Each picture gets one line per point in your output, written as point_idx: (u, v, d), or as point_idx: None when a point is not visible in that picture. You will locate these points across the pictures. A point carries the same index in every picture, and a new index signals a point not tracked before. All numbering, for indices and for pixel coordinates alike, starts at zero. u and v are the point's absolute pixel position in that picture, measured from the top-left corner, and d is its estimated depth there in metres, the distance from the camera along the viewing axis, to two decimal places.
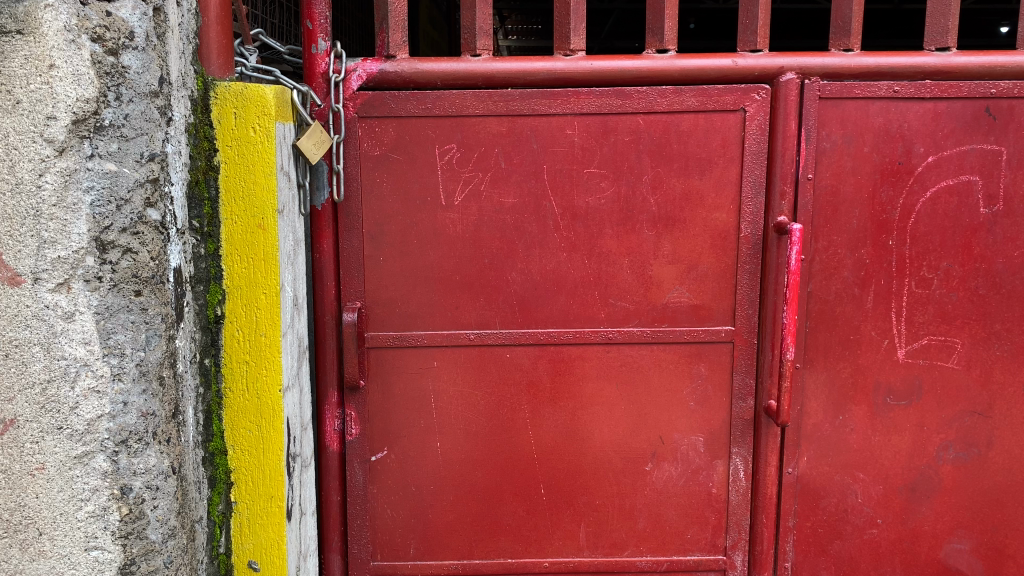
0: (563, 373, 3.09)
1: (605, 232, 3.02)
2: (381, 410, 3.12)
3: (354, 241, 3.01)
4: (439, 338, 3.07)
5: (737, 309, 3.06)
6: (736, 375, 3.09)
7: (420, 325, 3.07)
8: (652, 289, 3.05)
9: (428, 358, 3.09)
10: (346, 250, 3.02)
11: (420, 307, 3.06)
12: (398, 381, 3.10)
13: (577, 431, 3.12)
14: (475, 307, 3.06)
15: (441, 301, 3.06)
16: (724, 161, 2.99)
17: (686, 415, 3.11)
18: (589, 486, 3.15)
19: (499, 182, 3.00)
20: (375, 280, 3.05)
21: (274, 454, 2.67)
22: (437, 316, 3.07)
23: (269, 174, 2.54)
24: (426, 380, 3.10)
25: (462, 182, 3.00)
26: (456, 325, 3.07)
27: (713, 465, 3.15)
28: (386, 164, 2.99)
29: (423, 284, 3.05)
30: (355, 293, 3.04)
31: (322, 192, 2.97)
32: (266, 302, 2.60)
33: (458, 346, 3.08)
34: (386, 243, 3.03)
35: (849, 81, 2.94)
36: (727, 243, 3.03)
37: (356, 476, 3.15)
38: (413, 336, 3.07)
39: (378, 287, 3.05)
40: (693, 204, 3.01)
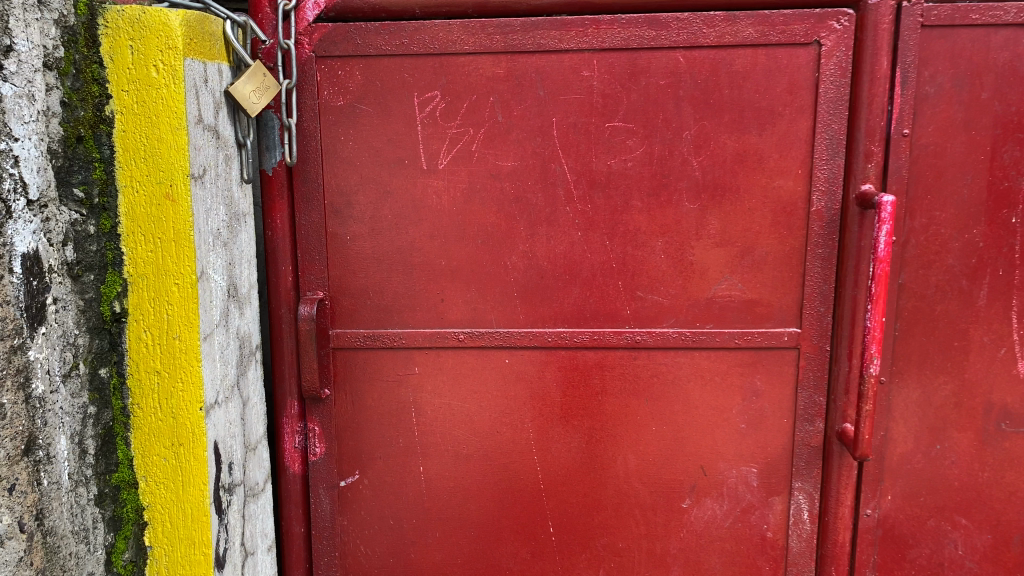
0: (578, 385, 2.43)
1: (632, 205, 2.33)
2: (351, 424, 2.52)
3: (313, 215, 2.41)
4: (421, 338, 2.44)
5: (805, 306, 2.35)
6: (801, 391, 2.39)
7: (397, 322, 2.45)
8: (693, 279, 2.36)
9: (408, 362, 2.46)
10: (303, 226, 2.41)
11: (396, 299, 2.44)
12: (371, 391, 2.49)
13: (595, 456, 2.46)
14: (465, 300, 2.42)
15: (423, 292, 2.42)
16: (791, 112, 2.27)
17: (735, 440, 2.43)
18: (609, 525, 2.51)
19: (495, 140, 2.34)
20: (341, 264, 2.43)
21: (198, 490, 2.09)
22: (419, 310, 2.44)
23: (177, 128, 1.92)
24: (405, 390, 2.48)
25: (449, 140, 2.34)
26: (442, 322, 2.43)
27: (769, 504, 2.47)
28: (352, 118, 2.35)
29: (400, 270, 2.42)
30: (316, 281, 2.44)
31: (273, 154, 2.35)
32: (179, 296, 2.00)
33: (444, 348, 2.44)
34: (354, 218, 2.41)
35: (963, 3, 2.18)
36: (793, 220, 2.32)
37: (323, 505, 2.57)
38: (389, 335, 2.45)
39: (345, 273, 2.44)
40: (748, 168, 2.30)
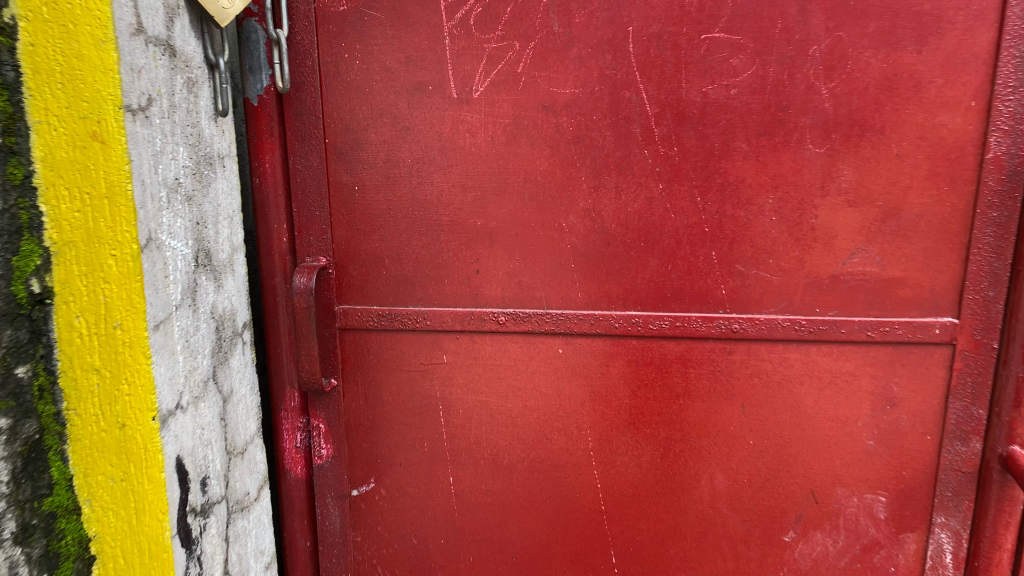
0: (653, 385, 1.86)
1: (734, 147, 1.72)
2: (364, 422, 2.01)
3: (311, 158, 1.86)
4: (450, 320, 1.90)
5: (967, 288, 1.72)
6: (953, 402, 1.78)
7: (420, 297, 1.91)
8: (813, 250, 1.75)
9: (434, 350, 1.93)
10: (298, 173, 1.87)
11: (419, 268, 1.89)
12: (388, 383, 1.97)
13: (672, 475, 1.91)
14: (508, 271, 1.86)
15: (454, 260, 1.88)
16: (966, 17, 1.61)
17: (858, 460, 1.85)
18: (688, 560, 1.96)
19: (548, 58, 1.74)
20: (347, 223, 1.89)
21: (158, 524, 1.59)
22: (448, 282, 1.89)
23: (103, 42, 1.37)
24: (431, 383, 1.96)
25: (487, 59, 1.75)
26: (478, 298, 1.89)
27: (901, 543, 1.88)
28: (360, 29, 1.77)
29: (424, 230, 1.87)
30: (317, 245, 1.91)
31: (258, 76, 1.80)
32: (118, 271, 1.48)
33: (480, 332, 1.90)
34: (364, 163, 1.85)
35: None
36: (959, 171, 1.68)
37: (331, 517, 2.08)
38: (409, 315, 1.91)
39: (353, 234, 1.89)
40: (899, 98, 1.66)
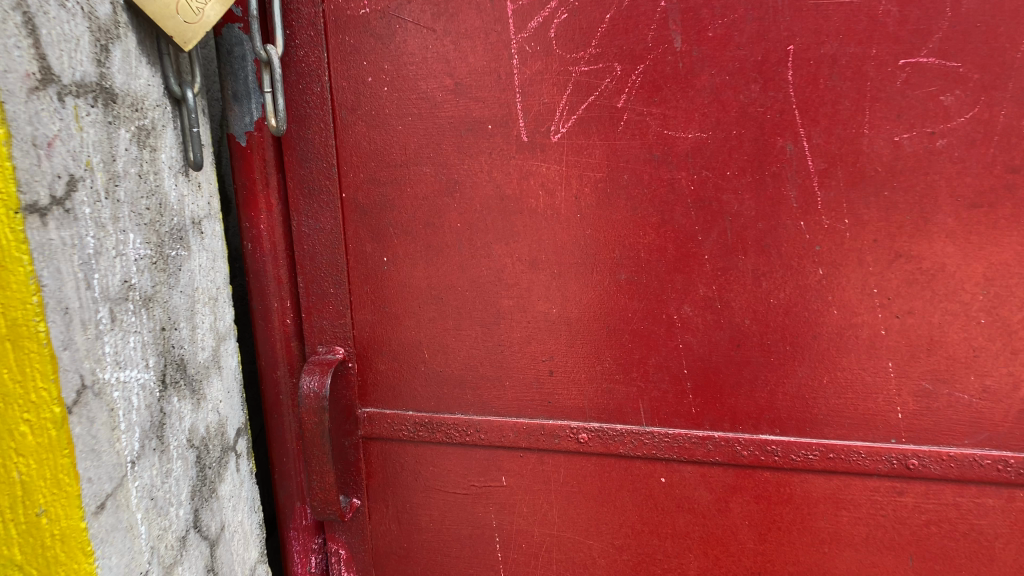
0: (786, 526, 1.39)
1: (934, 223, 1.18)
2: (397, 549, 1.55)
3: (322, 219, 1.33)
4: (513, 434, 1.40)
5: None
6: None
7: (470, 403, 1.40)
8: None
9: (490, 469, 1.44)
10: (305, 239, 1.35)
11: (470, 366, 1.38)
12: (430, 506, 1.50)
13: None
14: (593, 375, 1.35)
15: (518, 357, 1.36)
16: None
17: None
18: None
19: (664, 88, 1.19)
20: (372, 304, 1.38)
21: None
22: (509, 387, 1.38)
23: None
24: (486, 508, 1.48)
25: (573, 88, 1.21)
26: (549, 409, 1.38)
27: None
28: (390, 43, 1.24)
29: (476, 319, 1.35)
30: (332, 331, 1.40)
31: (245, 106, 1.28)
32: (36, 449, 0.97)
33: (552, 452, 1.40)
34: (394, 226, 1.32)
35: None
36: None
37: None
38: (456, 426, 1.42)
39: (380, 319, 1.38)
40: None
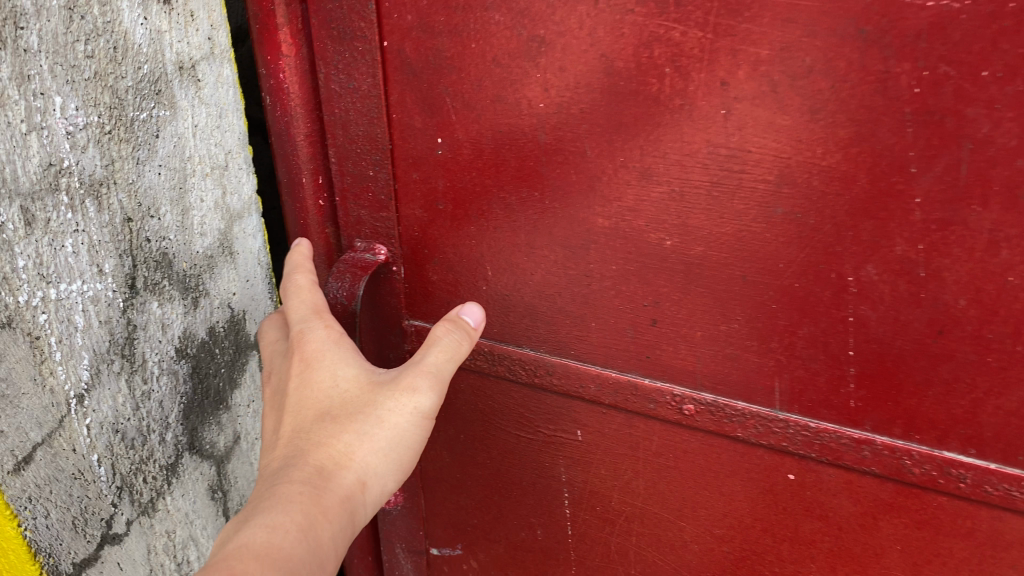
0: (957, 565, 1.00)
1: None
2: (449, 478, 1.28)
3: (356, 75, 0.95)
4: (594, 387, 1.05)
5: None
6: None
7: (542, 339, 1.05)
8: None
9: (562, 419, 1.11)
10: (336, 99, 0.98)
11: (546, 295, 1.02)
12: (488, 442, 1.20)
13: None
14: (714, 335, 0.96)
15: (611, 294, 0.98)
16: None
17: None
18: None
19: None
20: (422, 196, 1.01)
21: None
22: (595, 328, 1.01)
23: None
24: (554, 460, 1.16)
25: None
26: (648, 365, 1.01)
27: None
28: None
29: (558, 236, 0.96)
30: (372, 222, 1.06)
31: None
32: None
33: (646, 417, 1.05)
34: (452, 95, 0.92)
35: None
36: None
37: (401, 569, 1.44)
38: (522, 363, 1.08)
39: (433, 218, 1.02)
40: None
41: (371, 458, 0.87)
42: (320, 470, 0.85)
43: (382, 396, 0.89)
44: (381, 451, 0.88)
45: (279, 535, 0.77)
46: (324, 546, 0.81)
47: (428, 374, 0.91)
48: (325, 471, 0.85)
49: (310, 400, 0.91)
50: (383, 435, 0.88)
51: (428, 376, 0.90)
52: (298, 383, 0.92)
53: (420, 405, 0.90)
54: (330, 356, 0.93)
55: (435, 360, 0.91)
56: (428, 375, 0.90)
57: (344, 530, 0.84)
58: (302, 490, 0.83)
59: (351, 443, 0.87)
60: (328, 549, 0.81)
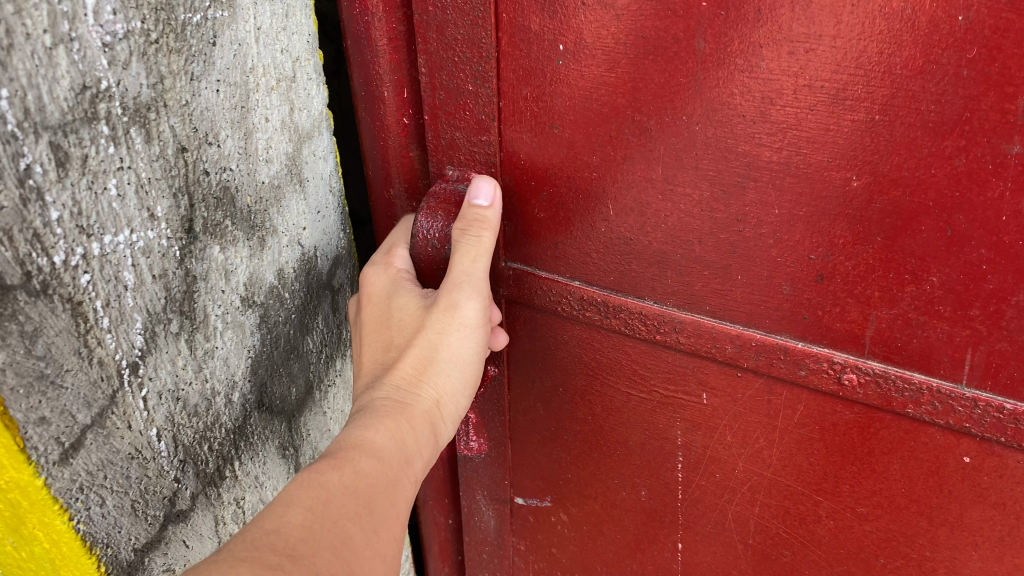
0: None
1: None
2: (541, 430, 1.13)
3: None
4: (731, 347, 0.89)
5: None
6: None
7: (671, 290, 0.88)
8: None
9: (685, 379, 0.95)
10: None
11: (681, 240, 0.84)
12: (592, 397, 1.04)
13: None
14: (897, 295, 0.78)
15: (768, 243, 0.80)
16: None
17: None
18: None
19: None
20: (532, 117, 0.82)
21: None
22: (741, 281, 0.84)
23: None
24: (670, 422, 1.01)
25: None
26: (803, 326, 0.84)
27: None
28: None
29: (706, 170, 0.78)
30: (469, 148, 0.87)
31: None
32: None
33: (791, 384, 0.89)
34: None
35: None
36: None
37: (480, 516, 1.32)
38: (643, 317, 0.91)
39: (544, 143, 0.83)
40: None
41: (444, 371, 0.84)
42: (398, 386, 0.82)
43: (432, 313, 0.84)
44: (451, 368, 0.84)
45: (372, 437, 0.75)
46: (411, 453, 0.77)
47: (463, 283, 0.83)
48: (402, 386, 0.82)
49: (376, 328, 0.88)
50: (447, 352, 0.84)
51: (464, 284, 0.83)
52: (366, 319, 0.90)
53: (469, 314, 0.84)
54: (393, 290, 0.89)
55: (465, 263, 0.83)
56: (466, 282, 0.83)
57: (428, 441, 0.81)
58: (382, 403, 0.80)
59: (420, 357, 0.83)
60: (414, 455, 0.78)
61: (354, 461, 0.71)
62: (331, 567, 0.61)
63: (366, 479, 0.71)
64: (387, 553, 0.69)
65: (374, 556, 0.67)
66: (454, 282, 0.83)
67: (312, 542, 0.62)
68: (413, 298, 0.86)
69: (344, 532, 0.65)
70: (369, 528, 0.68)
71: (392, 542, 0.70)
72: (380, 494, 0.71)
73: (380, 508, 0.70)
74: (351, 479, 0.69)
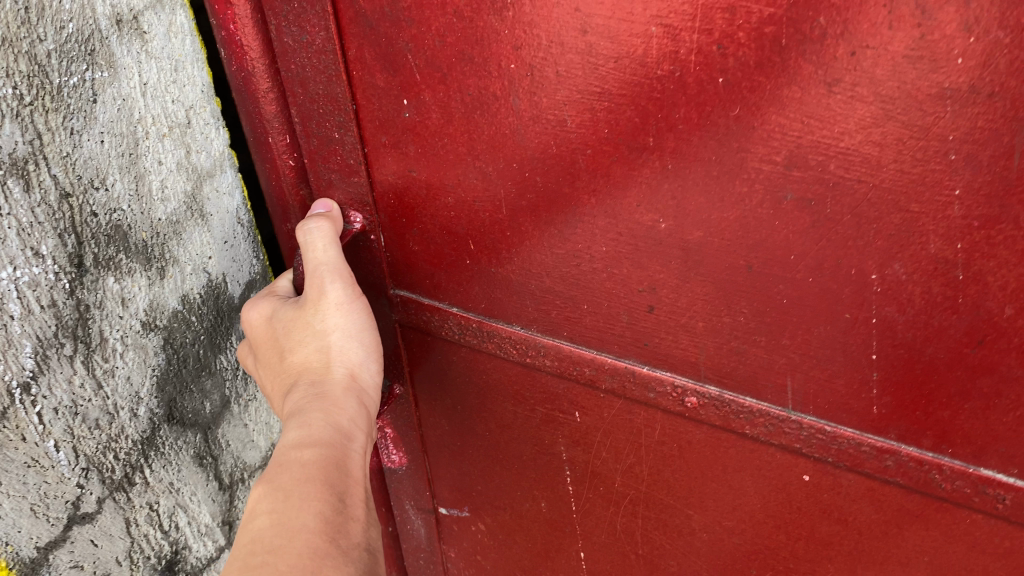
0: None
1: None
2: (449, 444, 1.21)
3: (308, 27, 0.82)
4: (591, 371, 0.96)
5: None
6: None
7: (532, 318, 0.95)
8: None
9: (559, 400, 1.02)
10: (292, 54, 0.86)
11: (533, 273, 0.91)
12: (486, 414, 1.12)
13: None
14: (719, 326, 0.84)
15: (602, 276, 0.87)
16: None
17: None
18: None
19: None
20: (393, 162, 0.90)
21: None
22: (588, 310, 0.91)
23: None
24: (554, 438, 1.08)
25: None
26: (647, 353, 0.90)
27: None
28: None
29: (542, 210, 0.85)
30: (346, 187, 0.95)
31: None
32: None
33: (647, 405, 0.95)
34: (414, 52, 0.79)
35: None
36: None
37: (412, 522, 1.41)
38: (513, 342, 0.99)
39: (407, 185, 0.91)
40: None
41: (345, 350, 0.95)
42: (314, 381, 0.93)
43: (311, 310, 0.93)
44: (349, 343, 0.95)
45: (308, 429, 0.85)
46: (345, 425, 0.88)
47: (323, 270, 0.93)
48: (317, 379, 0.92)
49: (271, 347, 0.96)
50: (338, 333, 0.94)
51: (324, 271, 0.93)
52: (257, 344, 0.98)
53: (339, 293, 0.94)
54: (265, 314, 0.96)
55: (320, 253, 0.93)
56: (326, 268, 0.93)
57: (357, 410, 0.92)
58: (306, 399, 0.90)
59: (320, 348, 0.94)
60: (349, 428, 0.89)
61: (300, 456, 0.82)
62: (310, 541, 0.75)
63: (317, 462, 0.82)
64: (357, 513, 0.81)
65: (347, 517, 0.80)
66: (316, 274, 0.92)
67: (288, 537, 0.75)
68: (291, 305, 0.95)
69: (314, 508, 0.78)
70: (335, 502, 0.80)
71: (361, 503, 0.83)
72: (335, 467, 0.83)
73: (339, 480, 0.82)
74: (302, 470, 0.81)
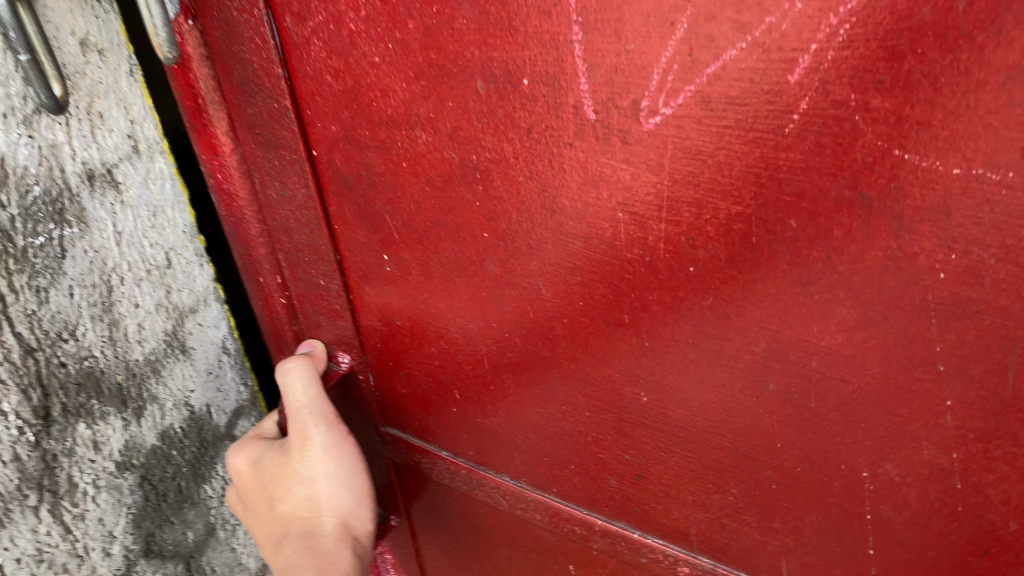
0: None
1: None
2: None
3: (289, 183, 0.81)
4: (581, 529, 0.91)
5: None
6: None
7: (521, 470, 0.91)
8: None
9: (552, 550, 0.98)
10: (276, 206, 0.85)
11: (519, 428, 0.87)
12: (483, 553, 1.08)
13: None
14: (708, 501, 0.79)
15: (587, 439, 0.82)
16: None
17: None
18: None
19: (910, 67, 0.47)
20: (378, 310, 0.88)
21: None
22: (575, 470, 0.86)
23: None
24: None
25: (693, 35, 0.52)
26: (637, 518, 0.85)
27: None
28: None
29: (524, 371, 0.81)
30: (334, 328, 0.94)
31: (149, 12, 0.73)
32: None
33: (640, 568, 0.90)
34: (391, 213, 0.77)
35: None
36: None
37: None
38: (503, 491, 0.95)
39: (392, 332, 0.89)
40: None
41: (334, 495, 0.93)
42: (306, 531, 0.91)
43: (298, 456, 0.91)
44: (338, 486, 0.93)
45: None
46: None
47: (307, 414, 0.91)
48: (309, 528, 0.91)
49: (258, 494, 0.94)
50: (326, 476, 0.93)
51: (309, 416, 0.91)
52: (242, 491, 0.95)
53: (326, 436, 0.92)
54: (250, 461, 0.94)
55: (302, 397, 0.91)
56: (310, 412, 0.91)
57: (352, 557, 0.91)
58: (300, 554, 0.88)
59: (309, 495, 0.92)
60: None
61: None
62: None
63: None
64: None
65: None
66: (299, 418, 0.91)
67: None
68: (276, 450, 0.93)
69: None
70: None
71: None
72: None
73: None
74: None
